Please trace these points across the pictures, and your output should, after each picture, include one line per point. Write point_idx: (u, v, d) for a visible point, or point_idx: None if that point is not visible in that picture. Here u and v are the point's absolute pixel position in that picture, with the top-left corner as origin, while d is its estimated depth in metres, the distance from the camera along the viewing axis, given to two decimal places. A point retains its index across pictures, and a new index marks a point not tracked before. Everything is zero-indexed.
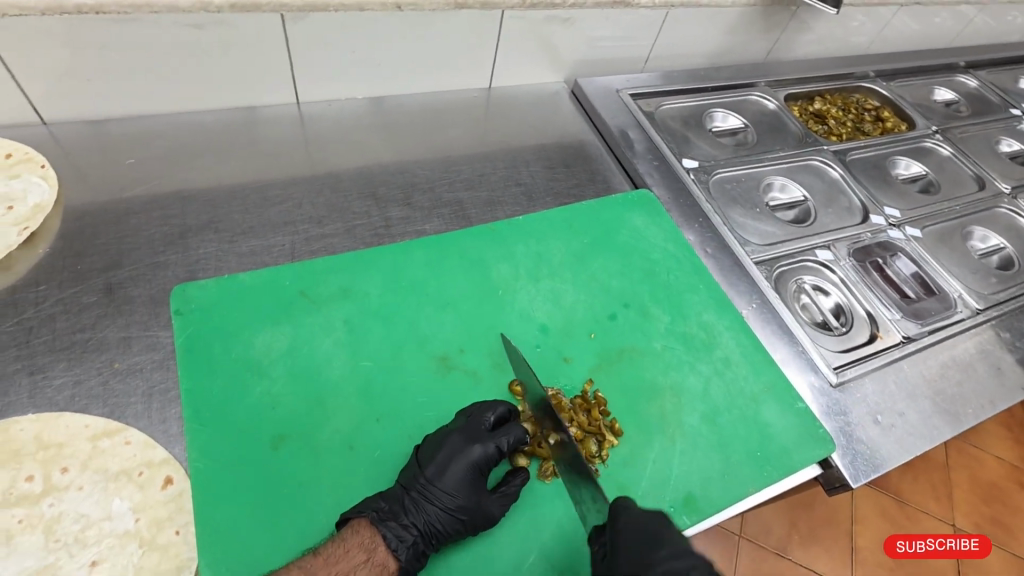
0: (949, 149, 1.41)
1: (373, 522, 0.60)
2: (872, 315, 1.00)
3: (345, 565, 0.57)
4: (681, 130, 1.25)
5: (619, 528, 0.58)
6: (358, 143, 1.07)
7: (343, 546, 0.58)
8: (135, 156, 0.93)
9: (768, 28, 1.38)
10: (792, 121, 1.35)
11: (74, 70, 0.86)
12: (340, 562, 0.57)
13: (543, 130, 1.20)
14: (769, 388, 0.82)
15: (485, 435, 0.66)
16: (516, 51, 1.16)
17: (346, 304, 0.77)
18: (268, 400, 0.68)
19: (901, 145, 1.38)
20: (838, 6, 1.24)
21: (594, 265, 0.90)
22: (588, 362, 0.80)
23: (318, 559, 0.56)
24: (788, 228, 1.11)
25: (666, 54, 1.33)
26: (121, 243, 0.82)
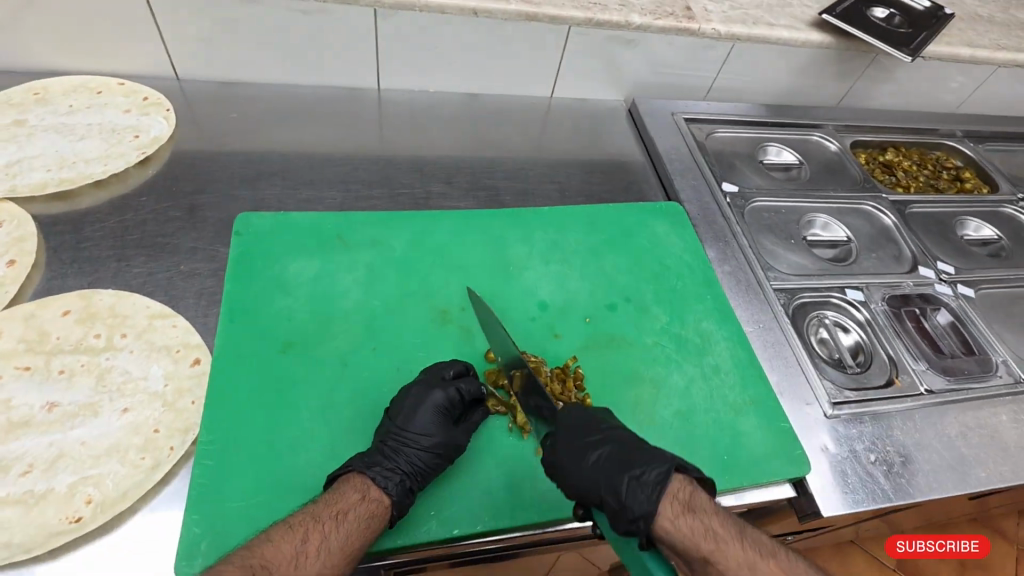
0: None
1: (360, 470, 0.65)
2: (894, 361, 0.95)
3: (344, 504, 0.61)
4: (730, 158, 1.27)
5: (563, 422, 0.68)
6: (422, 128, 1.21)
7: (340, 491, 0.62)
8: (239, 112, 1.12)
9: (843, 73, 1.37)
10: (853, 167, 1.31)
11: (206, 37, 1.06)
12: (340, 502, 0.61)
13: (594, 140, 1.26)
14: (753, 402, 0.83)
15: (443, 382, 0.73)
16: (580, 66, 1.25)
17: (373, 251, 0.88)
18: (289, 314, 0.79)
19: (976, 205, 1.31)
20: (915, 55, 1.22)
21: (606, 259, 0.95)
22: (578, 342, 0.85)
23: (320, 502, 0.60)
24: (822, 265, 1.10)
25: (730, 86, 1.36)
26: (211, 177, 0.99)
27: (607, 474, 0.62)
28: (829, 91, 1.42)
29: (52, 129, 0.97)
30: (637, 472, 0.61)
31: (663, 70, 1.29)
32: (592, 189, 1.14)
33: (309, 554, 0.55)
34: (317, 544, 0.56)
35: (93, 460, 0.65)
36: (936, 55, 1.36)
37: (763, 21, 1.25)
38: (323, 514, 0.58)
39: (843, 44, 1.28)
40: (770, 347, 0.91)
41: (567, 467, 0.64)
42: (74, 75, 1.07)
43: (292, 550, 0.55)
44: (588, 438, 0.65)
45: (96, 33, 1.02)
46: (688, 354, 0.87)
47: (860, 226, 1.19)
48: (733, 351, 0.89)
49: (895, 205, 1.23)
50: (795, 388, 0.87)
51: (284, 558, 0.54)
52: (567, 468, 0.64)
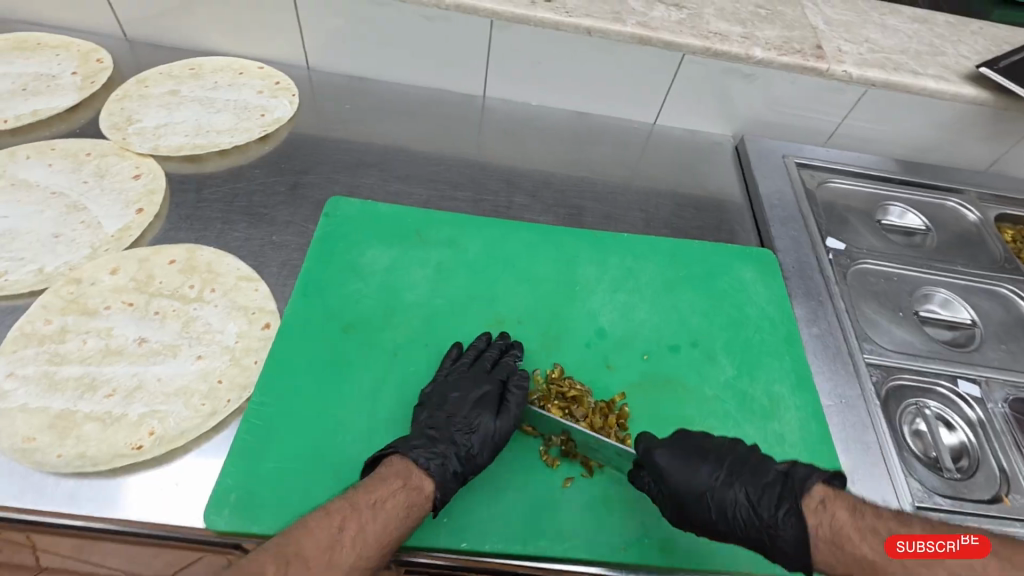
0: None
1: (405, 457, 0.65)
2: (1007, 475, 0.81)
3: (382, 491, 0.60)
4: (843, 212, 1.15)
5: (663, 461, 0.66)
6: (517, 138, 1.22)
7: (380, 475, 0.62)
8: (353, 104, 1.20)
9: (1000, 135, 1.20)
10: (995, 242, 1.14)
11: (337, 34, 1.15)
12: (377, 489, 0.60)
13: (691, 172, 1.21)
14: None
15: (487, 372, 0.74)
16: (690, 95, 1.20)
17: (444, 250, 0.90)
18: (355, 297, 0.83)
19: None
20: None
21: (679, 297, 0.90)
22: (631, 378, 0.80)
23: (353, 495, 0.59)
24: (934, 347, 0.96)
25: (855, 135, 1.24)
26: (316, 160, 1.07)
27: (715, 496, 0.64)
28: (978, 153, 1.25)
29: (196, 100, 1.09)
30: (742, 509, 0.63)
31: (781, 110, 1.21)
32: (680, 223, 1.09)
33: (345, 543, 0.55)
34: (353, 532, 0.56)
35: (163, 397, 0.72)
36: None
37: (907, 68, 1.13)
38: (362, 503, 0.58)
39: (1003, 103, 1.13)
40: (851, 427, 0.81)
41: (670, 502, 0.65)
42: (225, 55, 1.21)
43: (324, 541, 0.55)
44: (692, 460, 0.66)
45: (247, 21, 1.14)
46: (752, 416, 0.79)
47: (992, 311, 1.03)
48: (805, 423, 0.80)
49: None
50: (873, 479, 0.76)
51: (318, 548, 0.54)
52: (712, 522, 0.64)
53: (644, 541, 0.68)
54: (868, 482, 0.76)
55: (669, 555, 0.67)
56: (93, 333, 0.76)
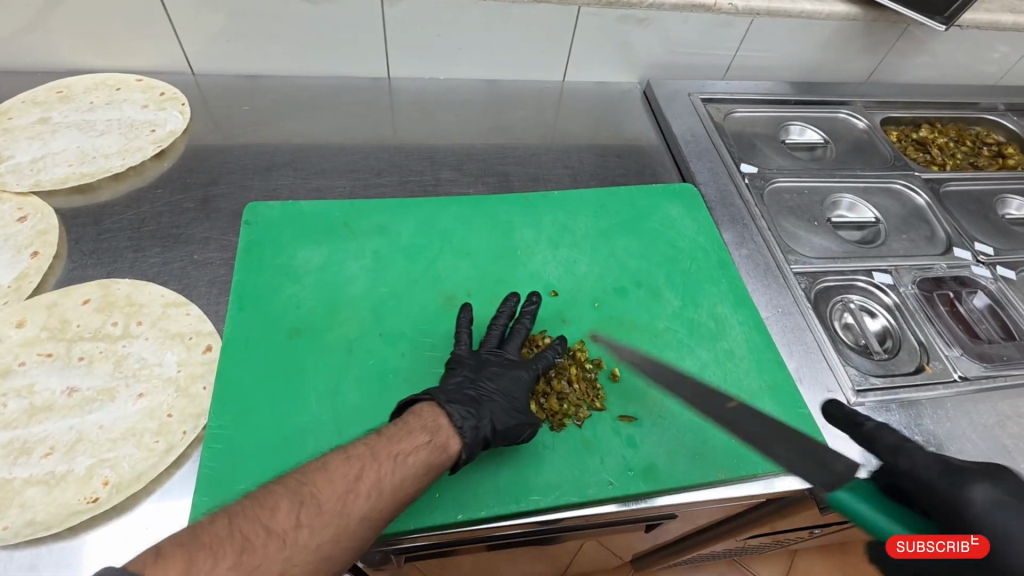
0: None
1: (438, 404, 0.66)
2: (924, 346, 0.90)
3: (408, 441, 0.61)
4: (750, 138, 1.21)
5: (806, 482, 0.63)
6: (430, 114, 1.20)
7: (406, 426, 0.63)
8: (250, 104, 1.13)
9: (873, 45, 1.30)
10: (883, 144, 1.25)
11: (218, 33, 1.07)
12: (402, 438, 0.61)
13: (605, 122, 1.24)
14: (769, 388, 0.80)
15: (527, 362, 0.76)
16: (593, 47, 1.22)
17: (379, 238, 0.87)
18: (295, 300, 0.79)
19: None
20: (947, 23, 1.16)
21: (616, 243, 0.93)
22: (586, 327, 0.83)
23: (378, 436, 0.61)
24: (848, 247, 1.04)
25: (749, 64, 1.31)
26: (223, 168, 1.01)
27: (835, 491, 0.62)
28: (858, 66, 1.35)
29: (73, 125, 1.00)
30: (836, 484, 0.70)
31: (680, 50, 1.25)
32: (605, 173, 1.11)
33: (360, 494, 0.55)
34: (374, 480, 0.56)
35: (110, 443, 0.67)
36: (976, 24, 1.28)
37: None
38: (382, 452, 0.58)
39: (872, 16, 1.22)
40: (789, 332, 0.87)
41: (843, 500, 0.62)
42: (93, 72, 1.10)
43: (349, 475, 0.56)
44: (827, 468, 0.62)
45: (113, 32, 1.04)
46: (701, 339, 0.84)
47: (891, 207, 1.13)
48: (749, 336, 0.85)
49: (931, 183, 1.16)
50: (814, 373, 0.84)
51: (335, 492, 0.54)
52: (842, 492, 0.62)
53: (627, 473, 0.70)
54: (811, 378, 0.83)
55: (654, 482, 0.70)
56: (11, 394, 0.70)
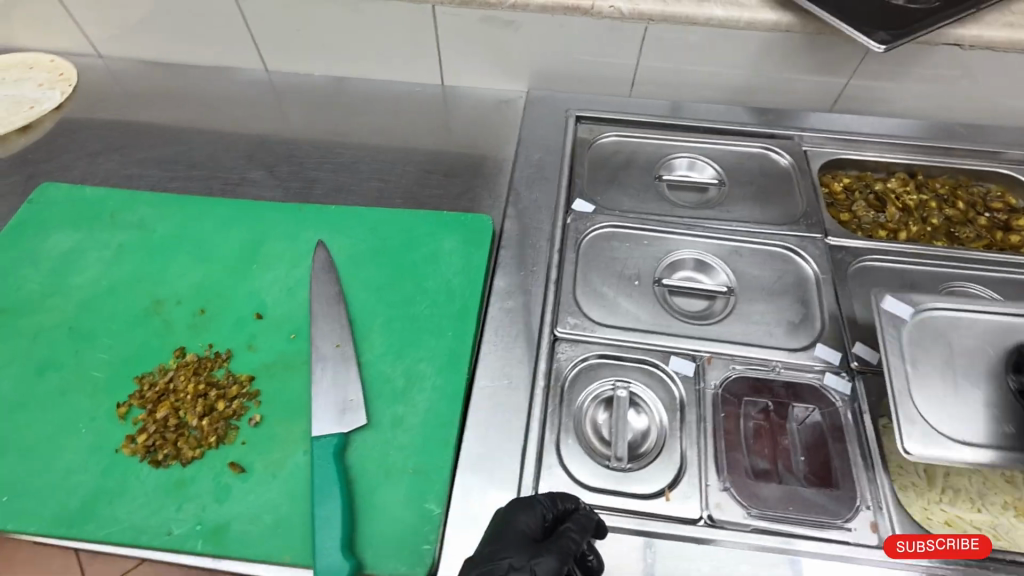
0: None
1: None
2: (682, 467, 0.72)
3: None
4: (617, 167, 1.00)
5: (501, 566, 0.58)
6: (288, 110, 1.16)
7: None
8: (133, 89, 1.21)
9: (827, 64, 1.01)
10: (800, 193, 0.97)
11: (104, 20, 1.15)
12: None
13: (469, 135, 1.11)
14: (424, 472, 0.68)
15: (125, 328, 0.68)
16: (465, 51, 1.09)
17: (131, 233, 0.89)
18: (23, 281, 0.85)
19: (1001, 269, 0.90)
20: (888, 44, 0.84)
21: (359, 272, 0.85)
22: (266, 358, 0.77)
23: None
24: (663, 320, 0.85)
25: (660, 81, 1.09)
26: (72, 147, 1.09)
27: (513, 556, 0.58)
28: (814, 87, 1.05)
29: None
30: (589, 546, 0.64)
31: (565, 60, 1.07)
32: (425, 188, 1.01)
33: None
34: None
35: None
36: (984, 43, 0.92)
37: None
38: None
39: (812, 27, 0.93)
40: (495, 408, 0.74)
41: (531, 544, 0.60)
42: (20, 50, 1.25)
43: None
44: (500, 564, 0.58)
45: (21, 15, 1.16)
46: (379, 397, 0.73)
47: (762, 274, 0.88)
48: (438, 404, 0.73)
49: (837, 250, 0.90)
50: (494, 463, 0.70)
51: None
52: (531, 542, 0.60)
53: (200, 528, 0.65)
54: (487, 469, 0.69)
55: (220, 545, 0.64)
56: None
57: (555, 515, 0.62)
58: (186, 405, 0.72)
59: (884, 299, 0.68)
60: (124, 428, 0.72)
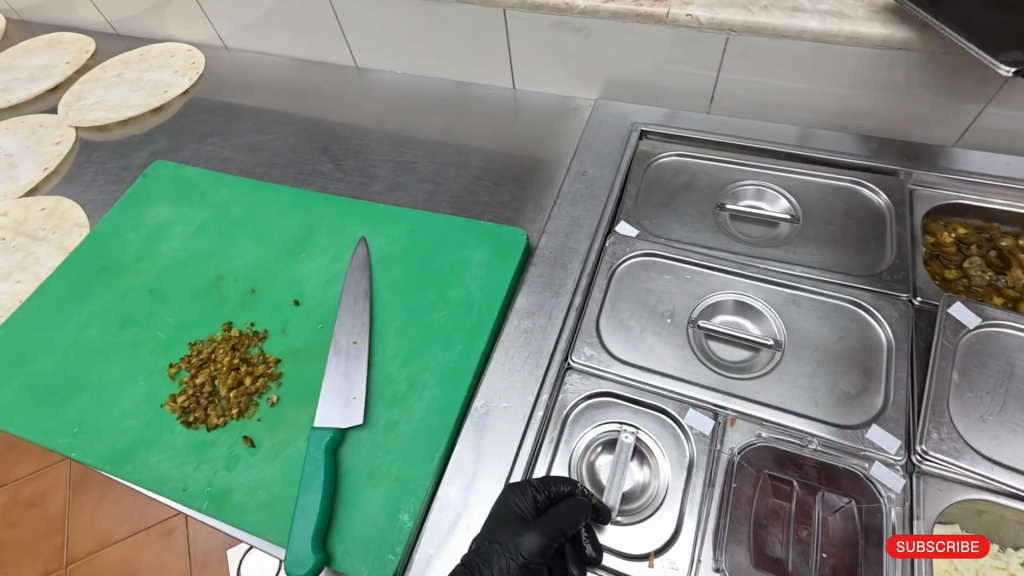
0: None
1: None
2: (673, 533, 0.65)
3: None
4: (676, 189, 0.94)
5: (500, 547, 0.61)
6: (368, 105, 1.22)
7: None
8: (245, 78, 1.34)
9: (958, 89, 0.83)
10: (891, 241, 0.84)
11: (227, 18, 1.29)
12: None
13: (529, 142, 1.09)
14: (406, 479, 0.70)
15: None
16: (535, 57, 1.06)
17: (212, 213, 1.01)
18: (125, 245, 0.99)
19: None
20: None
21: (391, 273, 0.88)
22: (294, 343, 0.83)
23: None
24: (689, 365, 0.77)
25: (744, 99, 0.97)
26: (189, 130, 1.25)
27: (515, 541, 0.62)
28: (937, 116, 0.87)
29: (127, 81, 1.35)
30: (589, 535, 0.64)
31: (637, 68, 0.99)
32: (473, 196, 1.01)
33: None
34: None
35: None
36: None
37: (784, 4, 0.84)
38: None
39: (935, 45, 0.77)
40: (487, 429, 0.73)
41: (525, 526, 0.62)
42: (167, 41, 1.45)
43: None
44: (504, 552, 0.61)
45: (167, 11, 1.34)
46: (379, 397, 0.76)
47: (817, 332, 0.78)
48: (431, 414, 0.74)
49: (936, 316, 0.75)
50: (472, 486, 0.69)
51: None
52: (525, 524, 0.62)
53: (207, 488, 0.72)
54: (463, 489, 0.68)
55: (219, 507, 0.70)
56: None
57: (551, 496, 0.65)
58: (219, 375, 0.80)
59: (869, 427, 0.69)
60: (171, 386, 0.82)
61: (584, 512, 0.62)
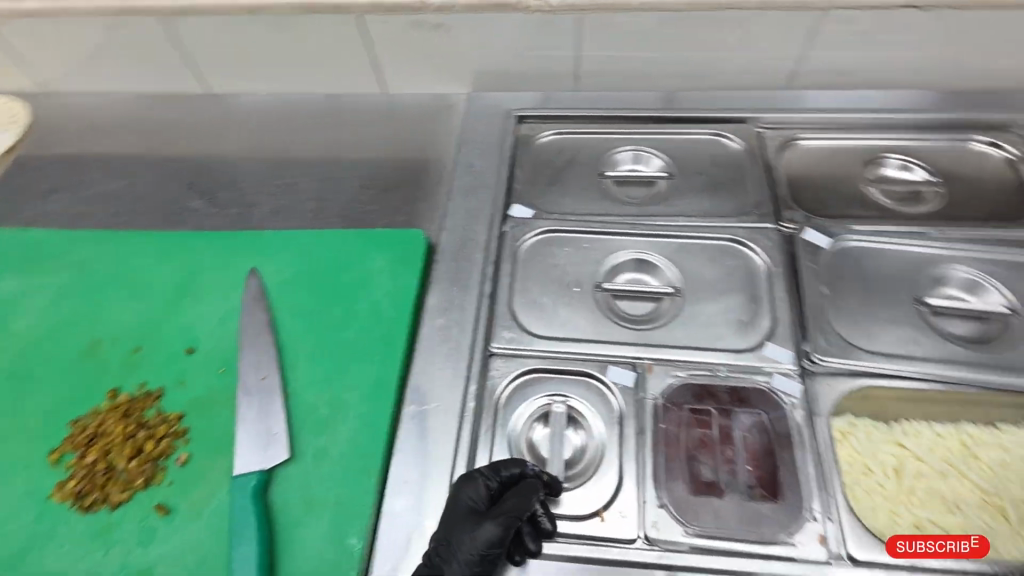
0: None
1: None
2: (618, 484, 0.68)
3: None
4: (560, 166, 0.98)
5: (455, 537, 0.61)
6: (231, 132, 1.14)
7: None
8: (79, 123, 1.20)
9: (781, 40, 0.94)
10: (753, 180, 0.93)
11: (44, 59, 1.15)
12: None
13: (409, 144, 1.08)
14: (345, 504, 0.67)
15: None
16: (399, 58, 1.05)
17: (72, 274, 0.90)
18: None
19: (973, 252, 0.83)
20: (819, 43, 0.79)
21: (291, 298, 0.84)
22: (196, 394, 0.76)
23: None
24: (602, 326, 0.81)
25: (605, 72, 1.02)
26: (24, 189, 1.11)
27: (468, 537, 0.61)
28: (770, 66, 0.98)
29: None
30: (542, 509, 0.65)
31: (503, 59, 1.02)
32: (364, 207, 0.99)
33: None
34: None
35: None
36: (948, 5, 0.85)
37: None
38: None
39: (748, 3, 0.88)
40: (421, 433, 0.72)
41: (476, 516, 0.62)
42: None
43: None
44: (461, 548, 0.61)
45: None
46: (301, 427, 0.72)
47: (707, 272, 0.85)
48: (359, 433, 0.72)
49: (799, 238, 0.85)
50: (417, 492, 0.67)
51: None
52: (477, 512, 0.63)
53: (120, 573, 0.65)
54: (409, 497, 0.67)
55: None
56: None
57: (503, 481, 0.65)
58: (114, 447, 0.72)
59: (766, 346, 0.76)
60: (57, 472, 0.72)
61: (536, 491, 0.63)
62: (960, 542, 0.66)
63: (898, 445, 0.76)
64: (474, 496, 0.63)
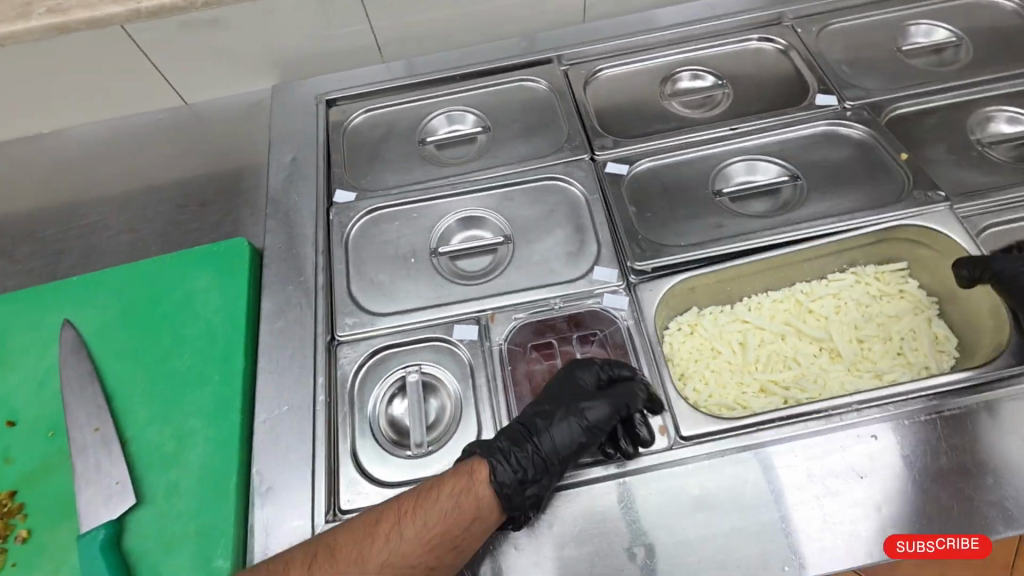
0: (856, 128, 0.90)
1: None
2: (477, 433, 0.71)
3: None
4: (379, 142, 0.97)
5: (550, 403, 0.67)
6: (20, 180, 1.03)
7: None
8: None
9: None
10: (563, 116, 0.96)
11: None
12: None
13: (224, 151, 1.03)
14: (206, 531, 0.65)
15: None
16: (186, 64, 0.99)
17: None
18: None
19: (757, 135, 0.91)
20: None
21: (114, 341, 0.79)
22: (25, 466, 0.71)
23: None
24: (443, 289, 0.82)
25: (405, 39, 1.01)
26: None
27: (570, 409, 0.66)
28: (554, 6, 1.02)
29: None
30: (642, 422, 0.67)
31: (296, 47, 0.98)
32: (186, 228, 0.95)
33: None
34: None
35: None
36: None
37: None
38: None
39: None
40: (276, 439, 0.70)
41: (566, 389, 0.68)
42: None
43: None
44: (560, 419, 0.65)
45: None
46: (148, 468, 0.69)
47: (533, 214, 0.88)
48: (207, 457, 0.70)
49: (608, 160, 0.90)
50: (280, 497, 0.67)
51: None
52: (574, 383, 0.69)
53: None
54: (272, 505, 0.66)
55: None
56: None
57: (612, 376, 0.70)
58: None
59: (593, 270, 0.80)
60: None
61: (644, 391, 0.67)
62: (962, 541, 0.60)
63: (741, 321, 0.82)
64: (585, 383, 0.68)
